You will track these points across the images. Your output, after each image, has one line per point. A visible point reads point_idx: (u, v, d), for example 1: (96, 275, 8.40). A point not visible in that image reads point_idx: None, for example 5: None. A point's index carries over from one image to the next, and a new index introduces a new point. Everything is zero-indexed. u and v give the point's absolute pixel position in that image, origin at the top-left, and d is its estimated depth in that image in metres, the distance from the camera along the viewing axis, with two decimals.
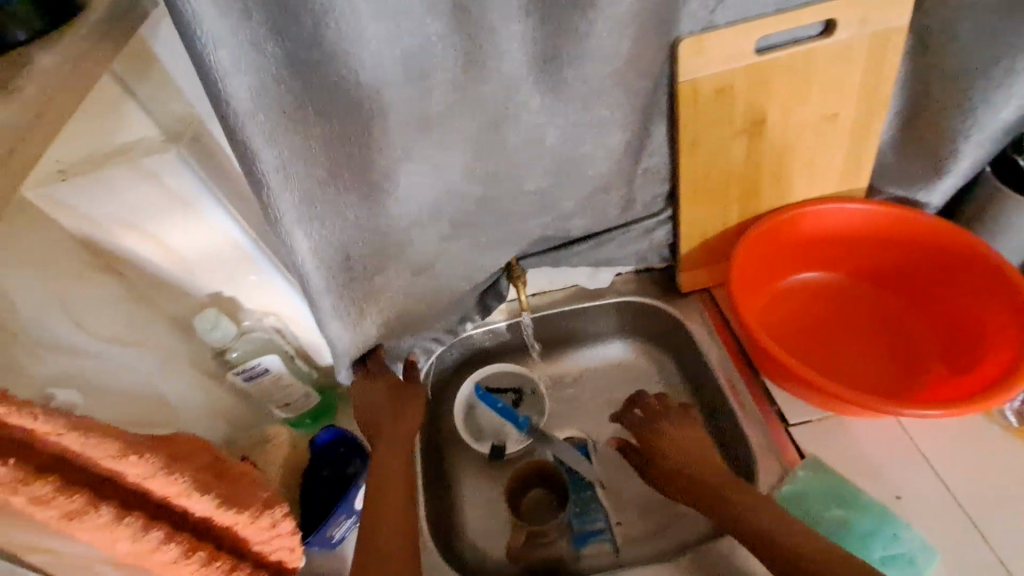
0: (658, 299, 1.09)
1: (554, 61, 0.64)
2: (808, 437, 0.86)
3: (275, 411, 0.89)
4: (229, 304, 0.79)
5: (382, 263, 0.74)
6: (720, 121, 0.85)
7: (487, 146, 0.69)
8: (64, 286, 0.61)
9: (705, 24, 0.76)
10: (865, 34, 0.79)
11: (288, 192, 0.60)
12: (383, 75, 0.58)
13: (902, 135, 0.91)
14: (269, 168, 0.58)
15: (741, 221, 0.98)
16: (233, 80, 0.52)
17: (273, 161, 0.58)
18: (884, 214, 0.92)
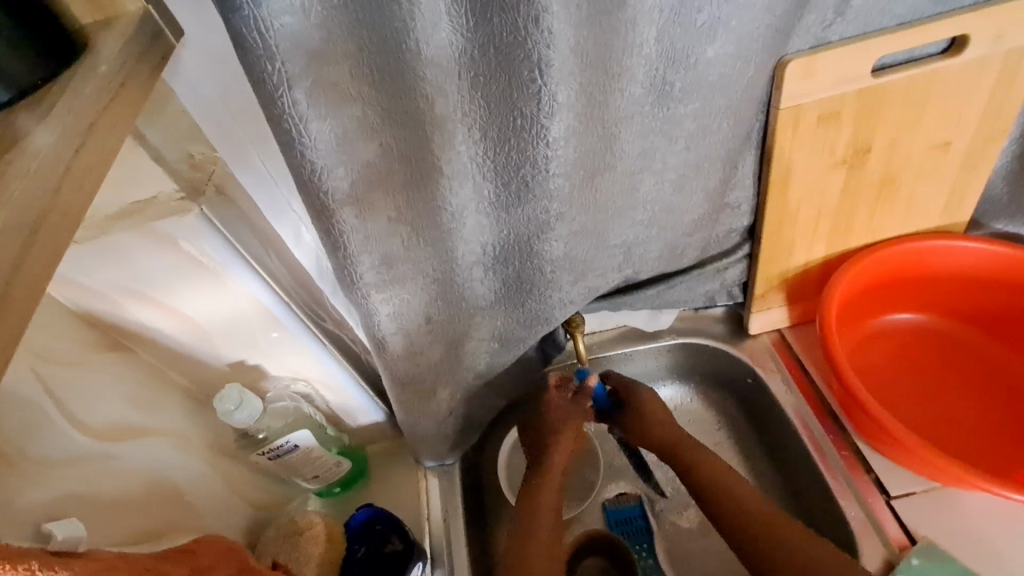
0: (724, 340, 0.96)
1: (666, 95, 0.53)
2: (912, 512, 0.75)
3: (301, 483, 0.77)
4: (252, 373, 0.67)
5: (454, 322, 0.63)
6: (821, 151, 0.73)
7: (581, 193, 0.57)
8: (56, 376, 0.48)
9: (817, 42, 0.65)
10: (997, 53, 0.68)
11: (367, 256, 0.49)
12: (476, 111, 0.46)
13: (1018, 164, 0.80)
14: (349, 232, 0.47)
15: (828, 258, 0.86)
16: (320, 129, 0.40)
17: (353, 224, 0.46)
18: (994, 254, 0.81)
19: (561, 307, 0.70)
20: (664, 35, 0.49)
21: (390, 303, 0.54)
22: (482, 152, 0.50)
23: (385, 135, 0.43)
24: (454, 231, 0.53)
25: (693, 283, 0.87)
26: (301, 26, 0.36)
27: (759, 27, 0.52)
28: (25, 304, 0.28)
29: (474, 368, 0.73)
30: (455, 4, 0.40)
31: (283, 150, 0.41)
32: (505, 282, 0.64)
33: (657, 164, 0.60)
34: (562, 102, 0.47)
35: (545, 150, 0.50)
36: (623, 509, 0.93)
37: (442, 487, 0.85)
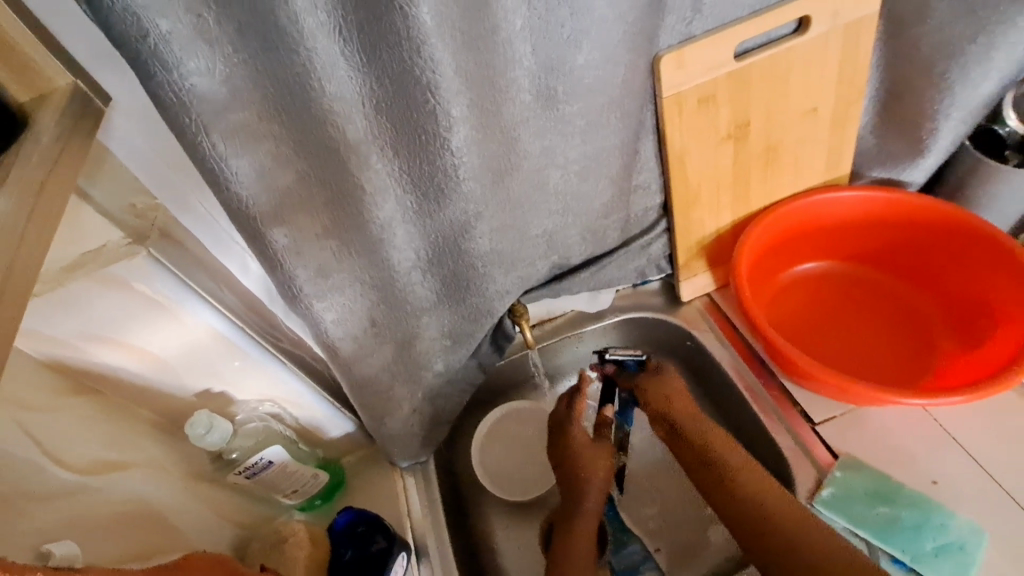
0: (660, 311, 1.05)
1: (553, 99, 0.62)
2: (834, 433, 0.84)
3: (281, 500, 0.82)
4: (219, 399, 0.72)
5: (400, 322, 0.70)
6: (707, 130, 0.83)
7: (494, 193, 0.65)
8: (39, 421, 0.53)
9: (683, 37, 0.74)
10: (838, 28, 0.79)
11: (302, 268, 0.55)
12: (384, 133, 0.53)
13: (879, 118, 0.91)
14: (283, 251, 0.53)
15: (735, 224, 0.96)
16: (240, 164, 0.46)
17: (284, 243, 0.52)
18: (873, 199, 0.92)
19: (499, 298, 0.78)
20: (538, 49, 0.57)
21: (333, 310, 0.60)
22: (400, 169, 0.57)
23: (299, 164, 0.50)
24: (385, 241, 0.60)
25: (620, 264, 0.95)
26: (211, 84, 0.42)
27: (617, 32, 0.60)
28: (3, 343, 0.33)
29: (430, 365, 0.79)
30: (348, 46, 0.46)
31: (213, 187, 0.47)
32: (443, 278, 0.71)
33: (559, 159, 0.68)
34: (458, 116, 0.54)
35: (451, 159, 0.57)
36: None
37: (419, 484, 0.91)
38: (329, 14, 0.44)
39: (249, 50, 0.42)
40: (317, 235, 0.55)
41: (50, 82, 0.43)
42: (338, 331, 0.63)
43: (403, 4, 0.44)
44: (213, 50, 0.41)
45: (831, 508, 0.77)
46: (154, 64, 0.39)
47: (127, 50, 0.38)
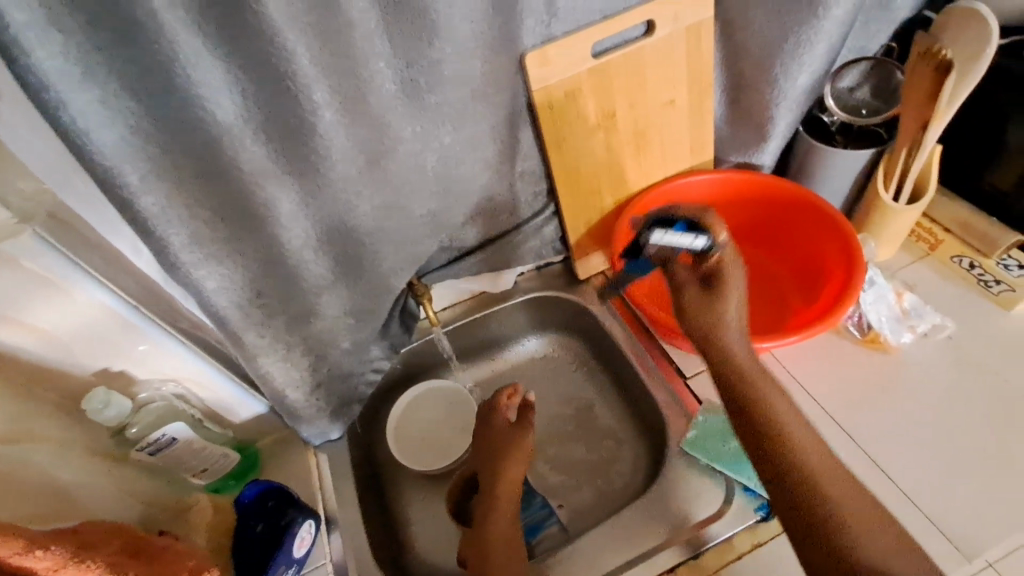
0: (559, 289, 1.15)
1: (417, 88, 0.70)
2: (702, 384, 0.95)
3: (191, 479, 0.86)
4: (120, 378, 0.76)
5: (293, 297, 0.75)
6: (577, 120, 0.93)
7: (371, 174, 0.72)
8: None
9: (544, 38, 0.85)
10: (680, 30, 0.91)
11: (176, 234, 0.60)
12: (255, 117, 0.60)
13: (730, 109, 1.04)
14: (154, 218, 0.58)
15: (617, 206, 1.07)
16: (104, 135, 0.52)
17: (153, 209, 0.57)
18: (728, 181, 1.05)
19: (393, 274, 0.85)
20: (395, 45, 0.65)
21: (213, 278, 0.66)
22: (275, 150, 0.63)
23: (160, 141, 0.55)
24: (271, 219, 0.66)
25: (515, 246, 1.04)
26: (65, 64, 0.48)
27: (467, 29, 0.68)
28: None
29: (330, 341, 0.85)
30: (208, 40, 0.53)
31: (79, 158, 0.52)
32: (333, 255, 0.78)
33: (433, 143, 0.76)
34: (322, 101, 0.61)
35: (322, 141, 0.64)
36: None
37: (332, 459, 0.96)
38: (185, 8, 0.50)
39: (106, 40, 0.49)
40: (187, 208, 0.60)
41: None
42: (220, 299, 0.67)
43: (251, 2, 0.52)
44: (66, 37, 0.47)
45: (693, 447, 0.87)
46: (14, 49, 0.45)
47: None
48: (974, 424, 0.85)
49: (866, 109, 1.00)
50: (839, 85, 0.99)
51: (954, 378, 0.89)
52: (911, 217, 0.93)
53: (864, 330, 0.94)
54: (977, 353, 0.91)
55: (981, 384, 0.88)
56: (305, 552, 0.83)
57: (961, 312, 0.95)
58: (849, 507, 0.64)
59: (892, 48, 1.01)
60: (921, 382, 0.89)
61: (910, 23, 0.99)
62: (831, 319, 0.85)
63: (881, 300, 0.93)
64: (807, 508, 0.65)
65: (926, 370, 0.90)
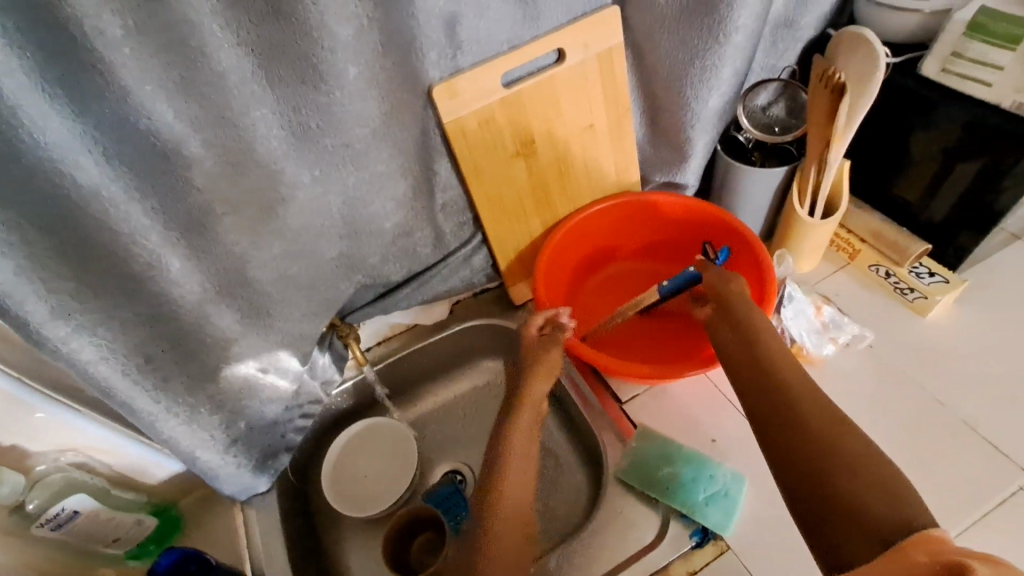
0: (495, 316, 1.13)
1: (309, 133, 0.67)
2: (637, 408, 0.95)
3: (104, 549, 0.80)
4: (11, 453, 0.71)
5: (194, 355, 0.71)
6: (495, 149, 0.92)
7: (267, 222, 0.69)
8: None
9: (451, 70, 0.83)
10: (591, 56, 0.91)
11: (35, 308, 0.54)
12: (122, 174, 0.56)
13: (650, 129, 1.05)
14: (10, 293, 0.52)
15: (545, 231, 1.07)
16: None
17: (4, 286, 0.52)
18: (648, 202, 1.07)
19: (307, 318, 0.82)
20: (278, 90, 0.62)
21: (91, 347, 0.60)
22: (155, 208, 0.60)
23: (9, 214, 0.50)
24: (156, 277, 0.62)
25: (444, 277, 1.02)
26: None
27: (358, 71, 0.66)
28: None
29: (245, 392, 0.81)
30: (56, 102, 0.49)
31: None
32: (236, 307, 0.74)
33: (336, 186, 0.74)
34: (198, 152, 0.59)
35: (203, 192, 0.61)
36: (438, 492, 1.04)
37: (260, 514, 0.92)
38: (27, 73, 0.47)
39: None
40: (46, 279, 0.54)
41: None
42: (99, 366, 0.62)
43: (100, 62, 0.49)
44: None
45: (627, 475, 0.86)
46: None
47: None
48: (894, 432, 0.87)
49: (778, 127, 1.01)
50: (754, 103, 1.01)
51: (874, 387, 0.91)
52: (826, 231, 0.96)
53: (788, 344, 0.94)
54: (894, 361, 0.93)
55: (900, 392, 0.90)
56: None
57: (879, 320, 0.97)
58: (859, 458, 0.61)
59: (796, 69, 1.04)
60: (845, 393, 0.91)
61: (815, 41, 1.02)
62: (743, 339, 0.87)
63: (801, 314, 0.94)
64: (828, 496, 0.60)
65: (848, 380, 0.92)
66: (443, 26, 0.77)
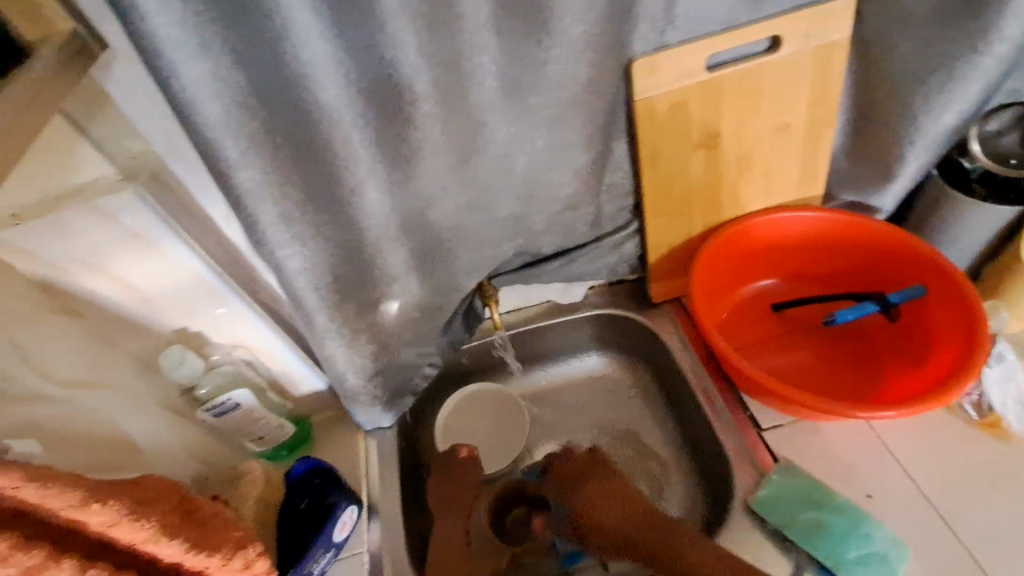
0: (629, 309, 1.09)
1: (518, 89, 0.67)
2: (777, 439, 0.88)
3: (248, 444, 0.87)
4: (195, 339, 0.78)
5: (365, 286, 0.75)
6: (679, 136, 0.87)
7: (460, 170, 0.71)
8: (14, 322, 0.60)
9: (657, 45, 0.79)
10: (809, 49, 0.82)
11: (265, 211, 0.59)
12: (354, 100, 0.58)
13: (851, 141, 0.94)
14: (250, 195, 0.57)
15: (705, 232, 1.00)
16: (209, 107, 0.51)
17: (249, 186, 0.57)
18: (835, 221, 0.95)
19: (464, 271, 0.85)
20: (504, 41, 0.62)
21: (295, 258, 0.63)
22: (370, 137, 0.62)
23: (262, 119, 0.54)
24: (354, 203, 0.66)
25: (591, 259, 1.00)
26: (180, 32, 0.47)
27: (581, 33, 0.65)
28: None
29: (394, 331, 0.85)
30: (323, 18, 0.52)
31: (181, 124, 0.52)
32: (408, 248, 0.76)
33: (525, 147, 0.73)
34: (423, 90, 0.60)
35: (415, 131, 0.63)
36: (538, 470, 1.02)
37: (379, 447, 0.96)
38: None
39: (220, 10, 0.48)
40: (272, 187, 0.58)
41: (51, 24, 0.49)
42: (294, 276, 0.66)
43: None
44: (185, 3, 0.46)
45: (764, 509, 0.79)
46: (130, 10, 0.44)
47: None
48: None
49: (1015, 159, 0.85)
50: (985, 128, 0.86)
51: None
52: None
53: (983, 412, 0.85)
54: None
55: None
56: (344, 536, 0.85)
57: None
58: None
59: None
60: None
61: None
62: (937, 402, 0.75)
63: (1010, 381, 0.83)
64: None
65: None
66: None
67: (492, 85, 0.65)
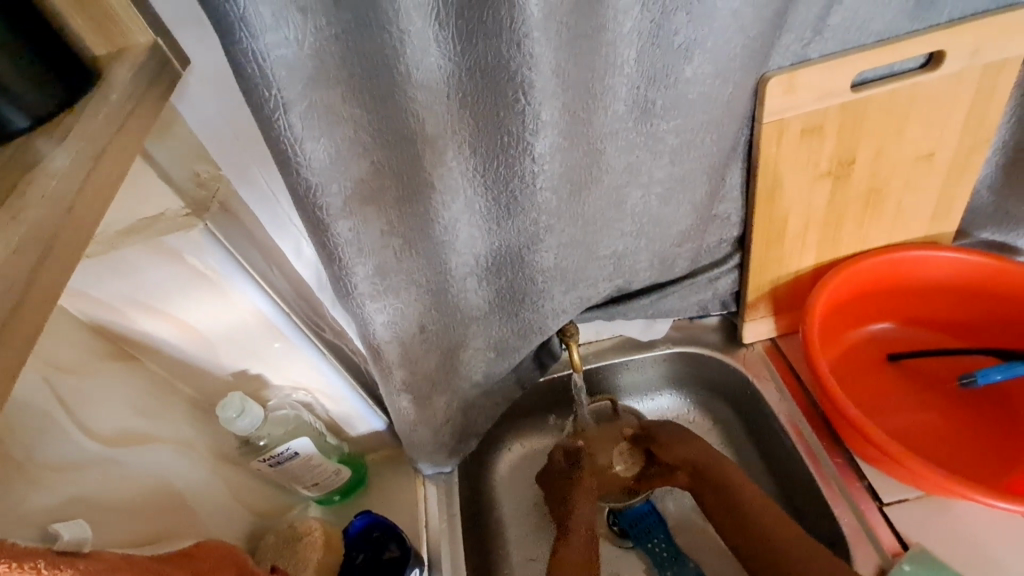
0: (717, 349, 0.97)
1: (649, 112, 0.56)
2: (906, 519, 0.76)
3: (302, 490, 0.79)
4: (252, 381, 0.69)
5: (449, 331, 0.66)
6: (807, 163, 0.75)
7: (569, 207, 0.60)
8: (63, 374, 0.52)
9: (797, 59, 0.67)
10: (976, 67, 0.70)
11: (361, 266, 0.51)
12: (466, 129, 0.49)
13: (1002, 173, 0.81)
14: (344, 245, 0.49)
15: (815, 269, 0.88)
16: (314, 147, 0.42)
17: (347, 237, 0.48)
18: (974, 264, 0.82)
19: (554, 316, 0.72)
20: (643, 57, 0.52)
21: (385, 312, 0.56)
22: (475, 167, 0.52)
23: (362, 152, 0.45)
24: (446, 242, 0.56)
25: (683, 294, 0.88)
26: (296, 55, 0.38)
27: (736, 47, 0.54)
28: (26, 335, 0.29)
29: (471, 377, 0.75)
30: (443, 28, 0.43)
31: (280, 167, 0.43)
32: (496, 290, 0.66)
33: (643, 177, 0.62)
34: (548, 119, 0.50)
35: (531, 165, 0.52)
36: (631, 511, 0.88)
37: (440, 496, 0.86)
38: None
39: (343, 24, 0.39)
40: (360, 227, 0.49)
41: (128, 37, 0.40)
42: (376, 320, 0.57)
43: None
44: (304, 19, 0.38)
45: None
46: (240, 30, 0.35)
47: (212, 8, 0.35)
48: None
49: None
50: None
51: None
52: None
53: None
54: None
55: None
56: None
57: None
58: None
59: None
60: None
61: None
62: None
63: None
64: None
65: None
66: (820, 4, 0.62)
67: (621, 108, 0.55)
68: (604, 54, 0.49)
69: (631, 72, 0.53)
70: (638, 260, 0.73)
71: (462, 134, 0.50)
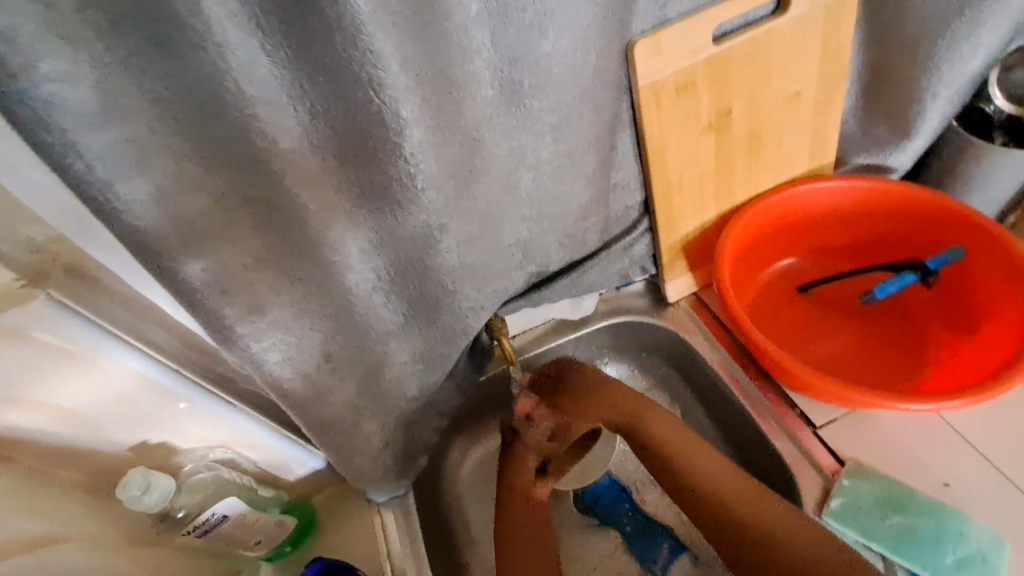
0: (647, 312, 0.98)
1: (518, 93, 0.55)
2: (839, 437, 0.80)
3: (244, 552, 0.73)
4: (156, 449, 0.63)
5: (363, 351, 0.62)
6: (687, 121, 0.76)
7: (458, 202, 0.58)
8: None
9: (657, 22, 0.68)
10: (819, 5, 0.74)
11: (230, 305, 0.50)
12: (324, 140, 0.46)
13: (864, 101, 0.87)
14: (202, 286, 0.47)
15: (719, 219, 0.91)
16: (129, 188, 0.40)
17: (200, 277, 0.47)
18: (853, 189, 0.88)
19: (474, 314, 0.70)
20: (497, 39, 0.50)
21: (276, 349, 0.55)
22: (345, 177, 0.49)
23: (200, 185, 0.43)
24: (335, 262, 0.53)
25: (601, 267, 0.89)
26: (79, 96, 0.36)
27: (588, 16, 0.54)
28: None
29: (405, 394, 0.72)
30: (267, 37, 0.39)
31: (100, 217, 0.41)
32: (404, 300, 0.63)
33: (531, 159, 0.61)
34: (409, 115, 0.47)
35: (405, 167, 0.50)
36: (592, 488, 0.90)
37: (398, 519, 0.82)
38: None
39: (136, 52, 0.36)
40: (217, 265, 0.47)
41: None
42: (269, 357, 0.55)
43: None
44: (76, 53, 0.34)
45: (841, 520, 0.74)
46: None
47: None
48: None
49: None
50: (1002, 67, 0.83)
51: None
52: None
53: None
54: None
55: None
56: None
57: None
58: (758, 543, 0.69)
59: None
60: None
61: None
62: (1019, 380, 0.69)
63: None
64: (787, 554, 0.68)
65: None
66: None
67: (488, 94, 0.53)
68: (453, 40, 0.47)
69: (489, 54, 0.51)
70: (547, 243, 0.73)
71: (321, 146, 0.46)
